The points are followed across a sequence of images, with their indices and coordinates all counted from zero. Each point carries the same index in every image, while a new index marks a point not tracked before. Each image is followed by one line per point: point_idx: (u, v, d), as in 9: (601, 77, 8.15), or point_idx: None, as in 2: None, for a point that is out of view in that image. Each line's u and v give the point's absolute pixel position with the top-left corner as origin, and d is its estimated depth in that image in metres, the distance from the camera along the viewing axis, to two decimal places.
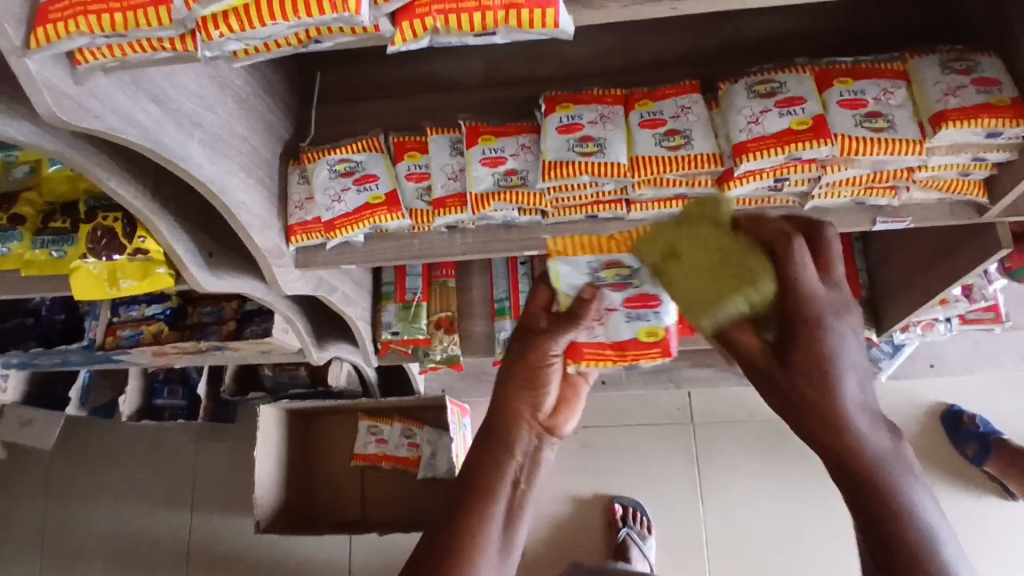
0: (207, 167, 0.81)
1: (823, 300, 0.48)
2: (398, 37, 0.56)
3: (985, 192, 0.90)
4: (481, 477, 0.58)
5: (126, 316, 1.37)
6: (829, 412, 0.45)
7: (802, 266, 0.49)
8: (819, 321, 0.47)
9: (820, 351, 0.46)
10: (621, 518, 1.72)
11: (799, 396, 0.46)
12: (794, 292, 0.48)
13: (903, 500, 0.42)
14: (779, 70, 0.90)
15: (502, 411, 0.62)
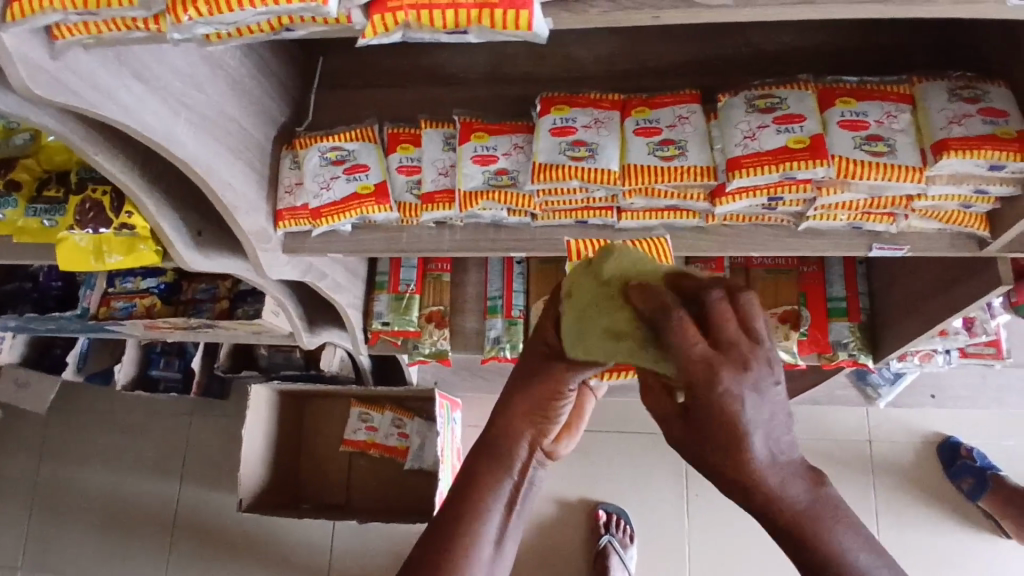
0: (193, 148, 0.81)
1: (722, 372, 0.41)
2: (368, 30, 0.54)
3: (987, 226, 0.86)
4: (477, 482, 0.59)
5: (121, 288, 1.39)
6: (745, 479, 0.42)
7: (689, 336, 0.42)
8: (719, 399, 0.41)
9: (729, 423, 0.41)
10: (603, 525, 1.70)
11: (714, 469, 0.42)
12: (688, 365, 0.42)
13: (832, 538, 0.42)
14: (781, 85, 0.88)
15: (507, 425, 0.62)
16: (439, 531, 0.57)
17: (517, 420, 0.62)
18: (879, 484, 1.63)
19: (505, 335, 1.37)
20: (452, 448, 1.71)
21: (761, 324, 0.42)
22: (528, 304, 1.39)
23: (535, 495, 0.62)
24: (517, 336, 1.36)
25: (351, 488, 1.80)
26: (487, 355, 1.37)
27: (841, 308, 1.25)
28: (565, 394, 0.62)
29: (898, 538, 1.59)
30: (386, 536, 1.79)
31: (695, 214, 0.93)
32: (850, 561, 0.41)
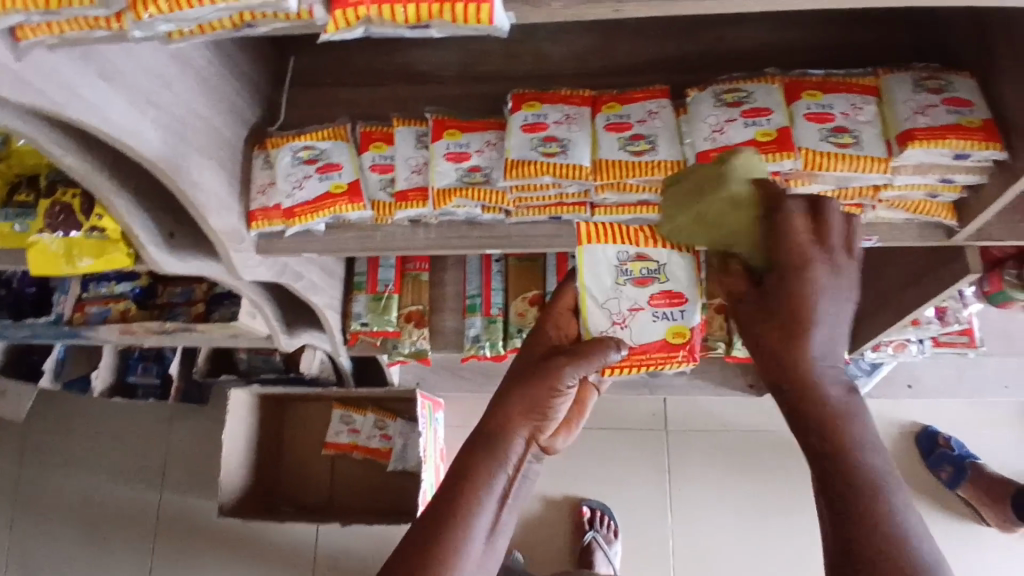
0: (162, 148, 0.80)
1: (810, 267, 0.56)
2: (330, 25, 0.54)
3: (954, 215, 0.88)
4: (476, 469, 0.65)
5: (95, 292, 1.37)
6: (799, 360, 0.56)
7: (795, 230, 0.57)
8: (801, 274, 0.56)
9: (796, 304, 0.56)
10: (588, 521, 1.70)
11: (772, 345, 0.57)
12: (787, 247, 0.57)
13: (850, 430, 0.53)
14: (748, 79, 0.89)
15: (506, 418, 0.68)
16: (440, 512, 0.62)
17: (516, 415, 0.68)
18: None
19: (485, 332, 1.37)
20: (436, 448, 1.71)
21: (858, 247, 0.59)
22: (507, 302, 1.39)
23: (528, 487, 0.68)
24: (496, 334, 1.36)
25: (333, 491, 1.79)
26: (467, 354, 1.38)
27: None
28: (561, 391, 0.68)
29: None
30: (369, 540, 1.77)
31: None
32: (864, 464, 0.52)
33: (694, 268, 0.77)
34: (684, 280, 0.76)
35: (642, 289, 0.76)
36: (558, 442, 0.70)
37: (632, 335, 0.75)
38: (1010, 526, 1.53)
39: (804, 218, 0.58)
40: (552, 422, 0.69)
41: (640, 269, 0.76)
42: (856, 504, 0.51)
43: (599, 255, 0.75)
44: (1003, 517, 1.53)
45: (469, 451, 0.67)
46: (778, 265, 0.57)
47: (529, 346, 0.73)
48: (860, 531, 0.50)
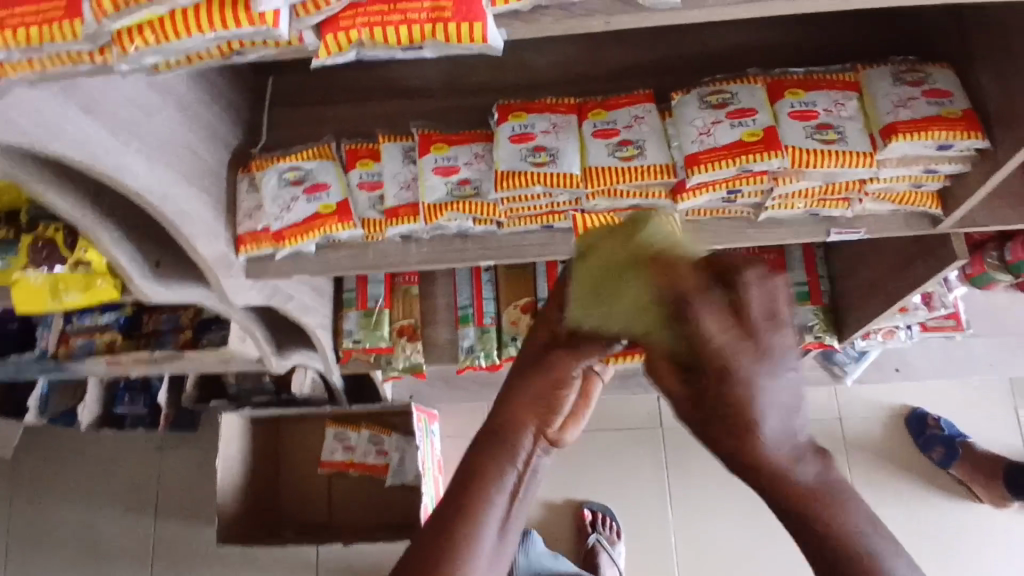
0: (146, 178, 0.79)
1: (741, 359, 0.39)
2: (322, 50, 0.54)
3: (939, 204, 0.90)
4: (482, 466, 0.57)
5: (80, 325, 1.34)
6: (757, 456, 0.40)
7: (707, 323, 0.40)
8: (722, 378, 0.40)
9: (739, 405, 0.39)
10: (590, 524, 1.71)
11: (722, 447, 0.41)
12: (700, 351, 0.41)
13: (834, 513, 0.40)
14: (731, 80, 0.89)
15: (513, 411, 0.61)
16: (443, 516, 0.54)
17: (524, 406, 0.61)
18: (852, 460, 1.66)
19: (478, 343, 1.37)
20: (435, 461, 1.70)
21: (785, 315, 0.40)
22: (499, 310, 1.39)
23: (536, 490, 0.60)
24: (491, 343, 1.37)
25: (333, 509, 1.78)
26: (462, 365, 1.37)
27: (803, 292, 1.29)
28: (568, 379, 0.62)
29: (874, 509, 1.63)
30: (371, 557, 1.76)
31: None
32: (854, 534, 0.40)
33: None
34: None
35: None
36: (572, 437, 0.62)
37: None
38: (1006, 501, 1.56)
39: (718, 303, 0.41)
40: (563, 414, 0.62)
41: None
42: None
43: None
44: (997, 494, 1.56)
45: (475, 451, 0.59)
46: (701, 365, 0.41)
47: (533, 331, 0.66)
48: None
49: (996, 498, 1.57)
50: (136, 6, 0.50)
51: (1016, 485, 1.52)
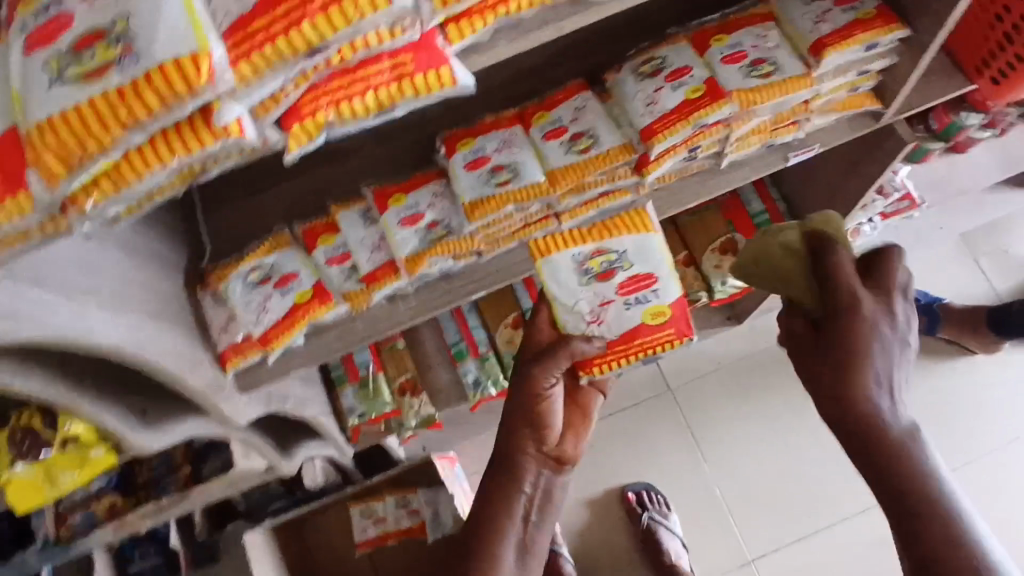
0: (118, 332, 0.71)
1: (863, 303, 0.67)
2: (291, 142, 0.51)
3: (878, 100, 0.93)
4: (501, 497, 0.79)
5: (71, 500, 1.23)
6: (862, 401, 0.65)
7: (848, 271, 0.69)
8: (848, 325, 0.67)
9: (856, 354, 0.65)
10: (638, 504, 1.69)
11: (826, 388, 0.67)
12: (845, 293, 0.68)
13: (919, 457, 0.63)
14: (657, 45, 0.91)
15: (512, 442, 0.81)
16: (472, 537, 0.78)
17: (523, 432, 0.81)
18: None
19: (482, 374, 1.34)
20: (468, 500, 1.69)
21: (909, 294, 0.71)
22: (490, 335, 1.37)
23: (549, 502, 0.81)
24: (495, 369, 1.34)
25: None
26: (475, 402, 1.33)
27: (766, 220, 1.28)
28: (544, 395, 0.82)
29: None
30: None
31: (626, 191, 0.94)
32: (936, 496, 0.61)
33: (660, 250, 0.90)
34: (645, 262, 0.89)
35: (607, 282, 0.89)
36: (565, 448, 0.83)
37: (615, 326, 0.88)
38: (995, 347, 1.64)
39: (845, 259, 0.70)
40: (550, 431, 0.82)
41: (602, 262, 0.89)
42: (924, 526, 0.60)
43: (561, 261, 0.90)
44: (986, 341, 1.62)
45: (490, 477, 0.81)
46: (841, 308, 0.67)
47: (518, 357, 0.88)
48: (931, 541, 0.59)
49: (986, 347, 1.64)
50: (91, 159, 0.46)
51: (1004, 328, 1.58)
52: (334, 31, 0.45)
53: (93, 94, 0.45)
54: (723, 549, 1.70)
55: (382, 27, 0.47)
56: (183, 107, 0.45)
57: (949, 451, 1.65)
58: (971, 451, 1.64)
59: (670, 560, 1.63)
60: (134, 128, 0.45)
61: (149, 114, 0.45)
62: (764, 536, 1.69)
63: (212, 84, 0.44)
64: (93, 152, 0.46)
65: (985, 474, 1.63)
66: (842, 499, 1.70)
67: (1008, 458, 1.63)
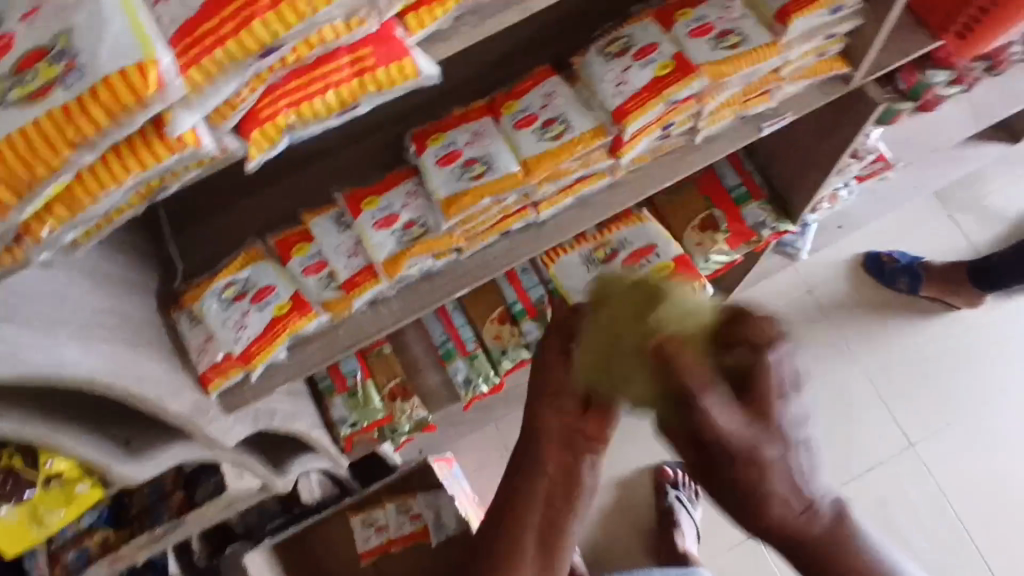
0: (94, 363, 0.68)
1: (761, 442, 0.54)
2: (252, 149, 0.48)
3: (847, 63, 0.92)
4: (526, 466, 0.88)
5: (63, 538, 1.20)
6: (771, 517, 0.56)
7: (723, 432, 0.53)
8: (750, 465, 0.54)
9: (757, 492, 0.55)
10: (671, 482, 1.67)
11: (737, 507, 0.56)
12: (731, 445, 0.54)
13: (848, 543, 0.58)
14: (621, 25, 0.90)
15: (536, 412, 0.88)
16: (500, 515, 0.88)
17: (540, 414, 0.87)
18: (840, 322, 1.71)
19: (472, 372, 1.33)
20: (469, 499, 1.67)
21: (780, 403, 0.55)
22: (478, 332, 1.35)
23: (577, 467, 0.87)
24: (485, 366, 1.33)
25: None
26: (468, 400, 1.33)
27: (743, 193, 1.29)
28: (560, 367, 0.86)
29: (877, 356, 1.69)
30: None
31: (602, 174, 0.93)
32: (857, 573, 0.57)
33: None
34: None
35: None
36: (585, 423, 0.85)
37: None
38: (977, 300, 1.64)
39: (728, 403, 0.54)
40: (570, 404, 0.86)
41: None
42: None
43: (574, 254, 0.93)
44: (968, 296, 1.64)
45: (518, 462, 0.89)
46: (729, 458, 0.54)
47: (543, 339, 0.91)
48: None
49: (969, 300, 1.65)
50: (42, 184, 0.43)
51: (985, 280, 1.59)
52: (288, 27, 0.43)
53: (39, 114, 0.42)
54: (728, 524, 1.69)
55: (339, 22, 0.45)
56: (135, 120, 0.43)
57: (944, 406, 1.67)
58: (960, 404, 1.66)
59: (682, 547, 1.57)
60: (85, 148, 0.43)
61: (99, 131, 0.42)
62: None
63: (162, 93, 0.42)
64: (43, 176, 0.43)
65: (976, 426, 1.65)
66: None
67: (996, 408, 1.66)
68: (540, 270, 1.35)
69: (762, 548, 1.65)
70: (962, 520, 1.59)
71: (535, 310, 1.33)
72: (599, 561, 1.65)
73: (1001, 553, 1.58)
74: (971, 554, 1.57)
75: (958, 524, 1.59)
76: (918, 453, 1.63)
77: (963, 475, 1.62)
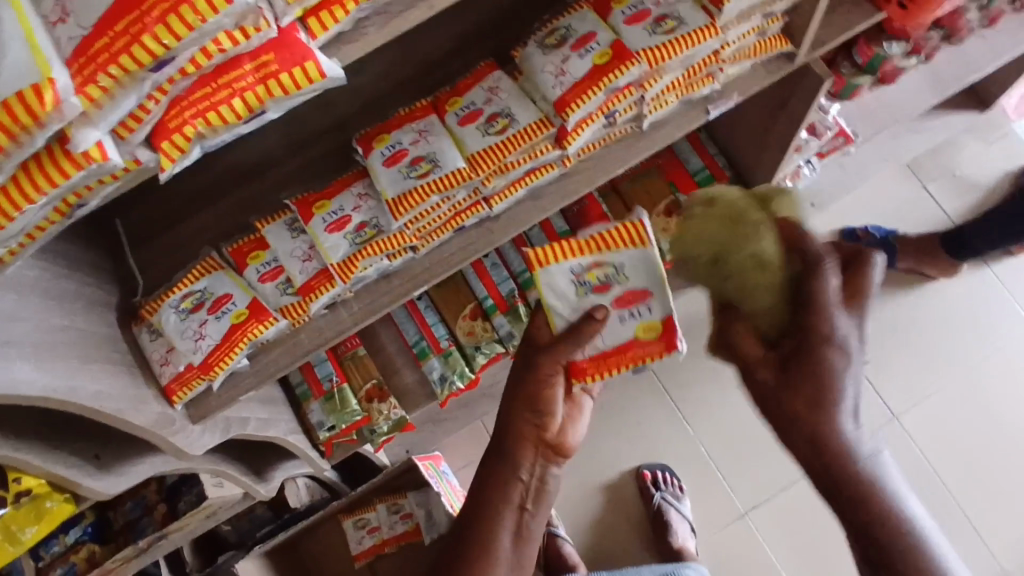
0: (45, 380, 0.67)
1: (850, 340, 0.63)
2: (163, 160, 0.50)
3: (788, 40, 0.93)
4: (497, 486, 0.77)
5: (48, 556, 1.19)
6: (829, 436, 0.61)
7: (831, 299, 0.64)
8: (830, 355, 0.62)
9: (830, 386, 0.62)
10: (652, 484, 1.65)
11: (790, 408, 0.62)
12: (818, 331, 0.63)
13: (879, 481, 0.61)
14: (559, 15, 0.90)
15: (512, 425, 0.78)
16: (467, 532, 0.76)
17: (527, 428, 0.78)
18: None
19: (447, 369, 1.33)
20: (459, 495, 1.67)
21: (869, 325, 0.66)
22: (451, 329, 1.36)
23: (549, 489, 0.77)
24: (459, 363, 1.33)
25: None
26: (444, 397, 1.33)
27: (707, 176, 1.29)
28: (547, 381, 0.78)
29: None
30: None
31: (552, 165, 0.93)
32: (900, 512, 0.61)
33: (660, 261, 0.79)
34: (644, 276, 0.79)
35: (602, 295, 0.80)
36: (567, 438, 0.78)
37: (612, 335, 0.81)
38: (956, 268, 1.64)
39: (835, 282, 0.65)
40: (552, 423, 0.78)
41: (598, 276, 0.79)
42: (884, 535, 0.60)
43: (553, 277, 0.79)
44: (944, 266, 1.64)
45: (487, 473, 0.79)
46: (815, 342, 0.63)
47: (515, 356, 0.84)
48: (895, 545, 0.60)
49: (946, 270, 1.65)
50: None
51: (956, 249, 1.59)
52: (178, 40, 0.44)
53: None
54: (719, 508, 1.69)
55: (234, 29, 0.47)
56: (34, 140, 0.43)
57: (929, 376, 1.67)
58: (939, 372, 1.67)
59: (677, 543, 1.57)
60: None
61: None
62: (754, 487, 1.68)
63: (59, 111, 0.43)
64: None
65: (960, 393, 1.66)
66: None
67: (978, 375, 1.66)
68: (508, 264, 1.35)
69: (751, 526, 1.67)
70: (948, 488, 1.60)
71: (506, 303, 1.34)
72: (597, 559, 1.67)
73: (991, 518, 1.58)
74: (960, 521, 1.58)
75: (947, 494, 1.59)
76: (902, 426, 1.64)
77: (949, 443, 1.63)
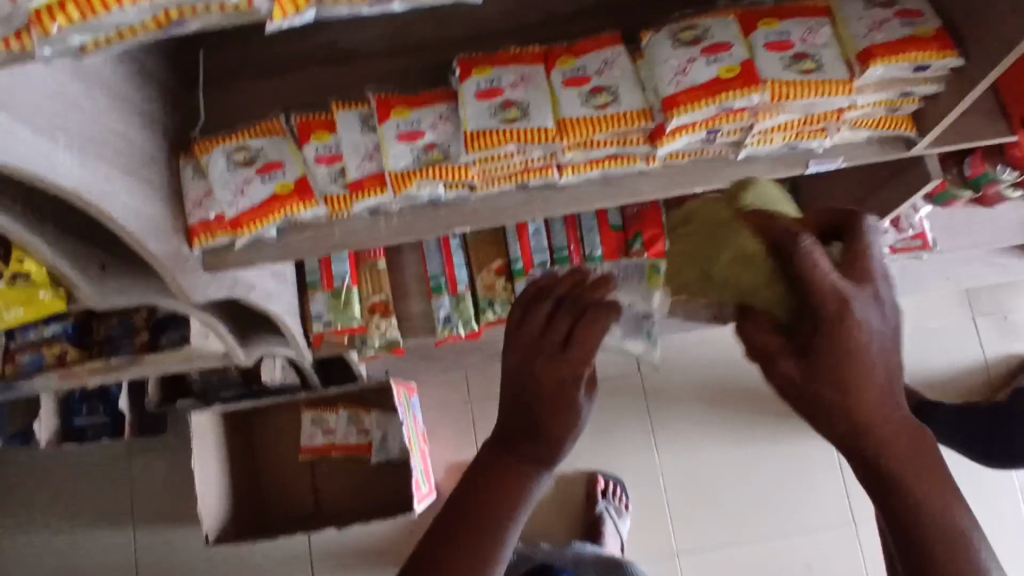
0: (82, 176, 0.67)
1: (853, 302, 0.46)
2: (276, 11, 0.50)
3: (914, 126, 0.89)
4: (508, 488, 0.54)
5: (25, 339, 1.24)
6: (863, 410, 0.47)
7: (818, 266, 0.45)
8: (843, 323, 0.46)
9: (860, 362, 0.46)
10: (602, 492, 1.65)
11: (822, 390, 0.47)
12: (823, 297, 0.46)
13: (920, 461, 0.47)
14: (701, 15, 0.87)
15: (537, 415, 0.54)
16: (444, 540, 0.52)
17: (554, 451, 0.55)
18: None
19: (455, 312, 1.33)
20: (419, 434, 1.66)
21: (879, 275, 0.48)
22: (472, 277, 1.34)
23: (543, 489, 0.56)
24: (467, 311, 1.33)
25: (320, 496, 1.67)
26: (442, 336, 1.33)
27: None
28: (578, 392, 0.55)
29: None
30: (366, 537, 1.70)
31: (635, 158, 0.90)
32: (943, 509, 0.47)
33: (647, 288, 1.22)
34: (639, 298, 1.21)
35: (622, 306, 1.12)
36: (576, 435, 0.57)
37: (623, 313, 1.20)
38: None
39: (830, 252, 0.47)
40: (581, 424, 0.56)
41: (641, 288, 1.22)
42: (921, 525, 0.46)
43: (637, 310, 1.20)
44: None
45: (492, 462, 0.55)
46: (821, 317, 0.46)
47: (512, 373, 0.56)
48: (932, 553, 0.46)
49: None
50: None
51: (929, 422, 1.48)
52: None
53: None
54: (655, 537, 1.69)
55: None
56: None
57: None
58: None
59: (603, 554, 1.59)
60: None
61: None
62: (696, 533, 1.69)
63: None
64: None
65: None
66: (783, 516, 1.69)
67: None
68: (550, 236, 1.30)
69: (677, 567, 1.68)
70: None
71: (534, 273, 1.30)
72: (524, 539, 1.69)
73: None
74: None
75: None
76: (855, 532, 1.67)
77: None
